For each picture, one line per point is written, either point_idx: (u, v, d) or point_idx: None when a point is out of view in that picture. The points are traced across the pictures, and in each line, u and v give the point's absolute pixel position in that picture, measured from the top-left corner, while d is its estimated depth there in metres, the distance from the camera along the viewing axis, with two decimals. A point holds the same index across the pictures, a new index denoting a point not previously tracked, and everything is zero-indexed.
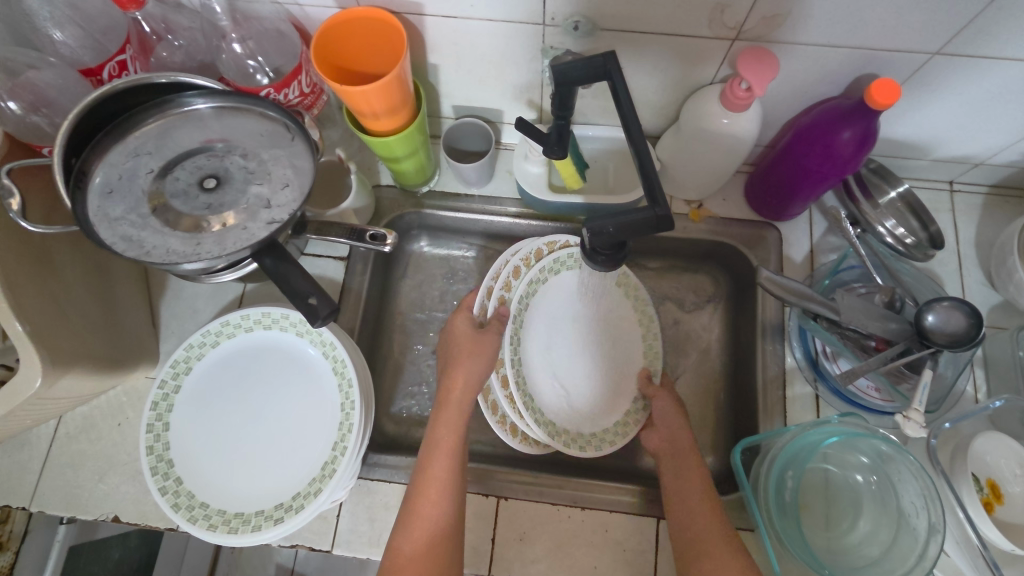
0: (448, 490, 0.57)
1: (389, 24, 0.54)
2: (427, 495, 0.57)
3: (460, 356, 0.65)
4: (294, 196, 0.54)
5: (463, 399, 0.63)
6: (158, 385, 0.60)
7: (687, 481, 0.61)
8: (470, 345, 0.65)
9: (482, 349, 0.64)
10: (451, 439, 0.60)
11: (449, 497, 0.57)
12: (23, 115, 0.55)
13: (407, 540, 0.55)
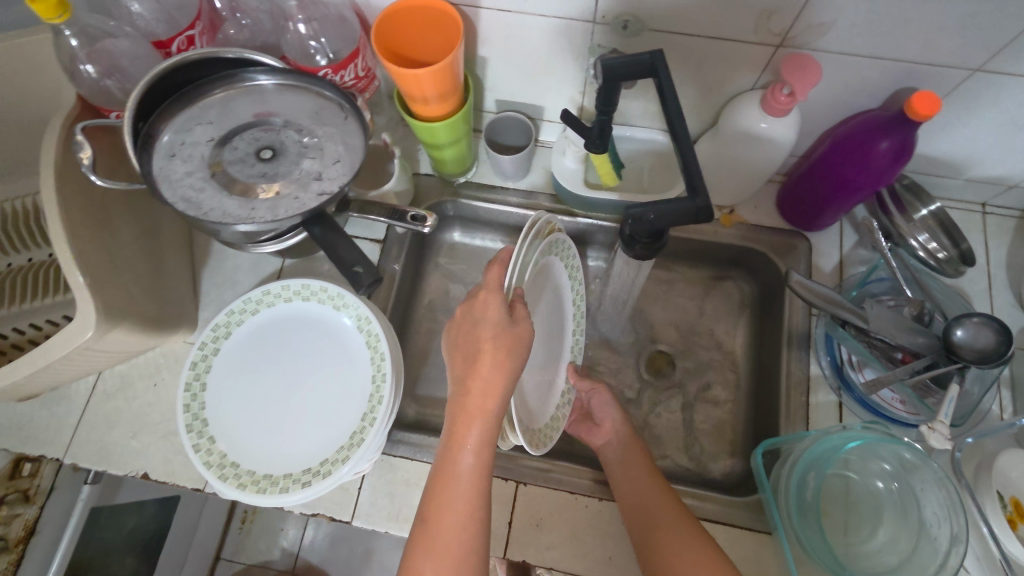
0: (470, 520, 0.50)
1: (447, 15, 0.56)
2: (450, 513, 0.50)
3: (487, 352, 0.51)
4: (344, 171, 0.57)
5: (497, 409, 0.50)
6: (198, 346, 0.62)
7: (635, 469, 0.63)
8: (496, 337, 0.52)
9: (518, 345, 0.50)
10: (471, 465, 0.50)
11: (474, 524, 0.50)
12: (98, 79, 0.59)
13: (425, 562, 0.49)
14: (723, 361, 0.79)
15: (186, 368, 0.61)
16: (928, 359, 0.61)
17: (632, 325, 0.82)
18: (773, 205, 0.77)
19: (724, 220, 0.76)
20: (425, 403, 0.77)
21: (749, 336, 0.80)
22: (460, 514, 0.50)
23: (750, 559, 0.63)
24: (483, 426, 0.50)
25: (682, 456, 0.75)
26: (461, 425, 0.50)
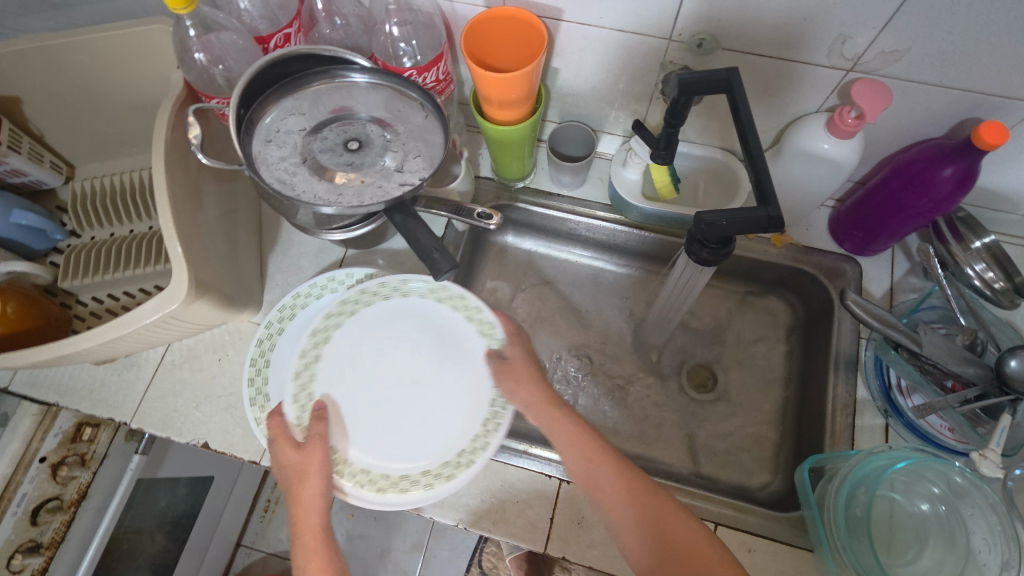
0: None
1: (531, 25, 0.60)
2: None
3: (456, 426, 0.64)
4: (424, 165, 0.60)
5: (319, 512, 0.57)
6: (265, 326, 0.69)
7: None
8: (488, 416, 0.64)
9: (312, 464, 0.58)
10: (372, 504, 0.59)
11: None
12: (205, 67, 0.63)
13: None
14: (765, 378, 0.80)
15: (252, 344, 0.68)
16: (980, 388, 0.62)
17: (676, 338, 0.83)
18: (825, 228, 0.78)
19: (777, 240, 0.77)
20: None
21: (793, 356, 0.80)
22: None
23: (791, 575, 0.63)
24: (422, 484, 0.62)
25: (721, 470, 0.75)
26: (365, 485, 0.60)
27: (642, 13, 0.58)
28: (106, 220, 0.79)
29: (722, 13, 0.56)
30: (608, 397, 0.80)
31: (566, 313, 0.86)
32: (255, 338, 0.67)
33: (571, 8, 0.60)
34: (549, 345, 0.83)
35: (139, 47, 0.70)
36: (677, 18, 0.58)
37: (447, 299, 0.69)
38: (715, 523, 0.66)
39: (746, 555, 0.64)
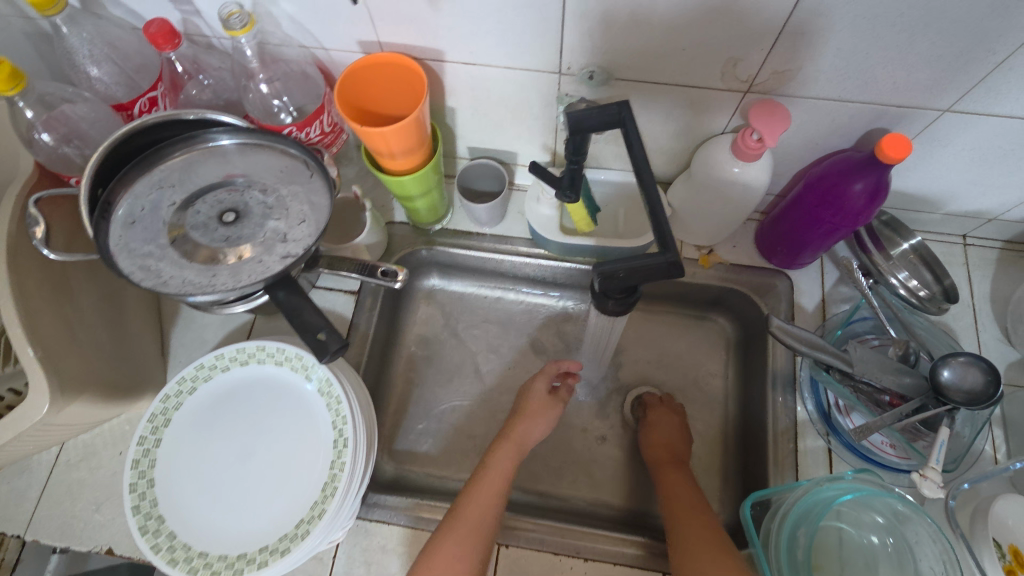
0: (474, 540, 0.58)
1: (412, 71, 0.56)
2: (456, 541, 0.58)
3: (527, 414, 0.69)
4: (310, 231, 0.55)
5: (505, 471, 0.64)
6: (147, 419, 0.59)
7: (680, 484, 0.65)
8: (539, 406, 0.69)
9: (542, 414, 0.69)
10: (506, 469, 0.64)
11: (465, 554, 0.57)
12: (55, 147, 0.57)
13: (449, 545, 0.57)
14: (709, 404, 0.77)
15: (143, 420, 0.59)
16: (917, 401, 0.59)
17: (615, 370, 0.80)
18: (752, 243, 0.76)
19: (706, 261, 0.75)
20: (404, 459, 0.75)
21: (735, 377, 0.78)
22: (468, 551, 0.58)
23: None
24: (514, 458, 0.65)
25: None
26: (498, 450, 0.66)
27: (525, 49, 0.55)
28: None
29: (609, 45, 0.53)
30: (550, 442, 0.76)
31: (501, 355, 0.81)
32: (135, 436, 0.57)
33: (450, 48, 0.56)
34: (484, 391, 0.79)
35: None
36: (562, 52, 0.55)
37: (288, 359, 0.61)
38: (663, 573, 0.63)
39: None
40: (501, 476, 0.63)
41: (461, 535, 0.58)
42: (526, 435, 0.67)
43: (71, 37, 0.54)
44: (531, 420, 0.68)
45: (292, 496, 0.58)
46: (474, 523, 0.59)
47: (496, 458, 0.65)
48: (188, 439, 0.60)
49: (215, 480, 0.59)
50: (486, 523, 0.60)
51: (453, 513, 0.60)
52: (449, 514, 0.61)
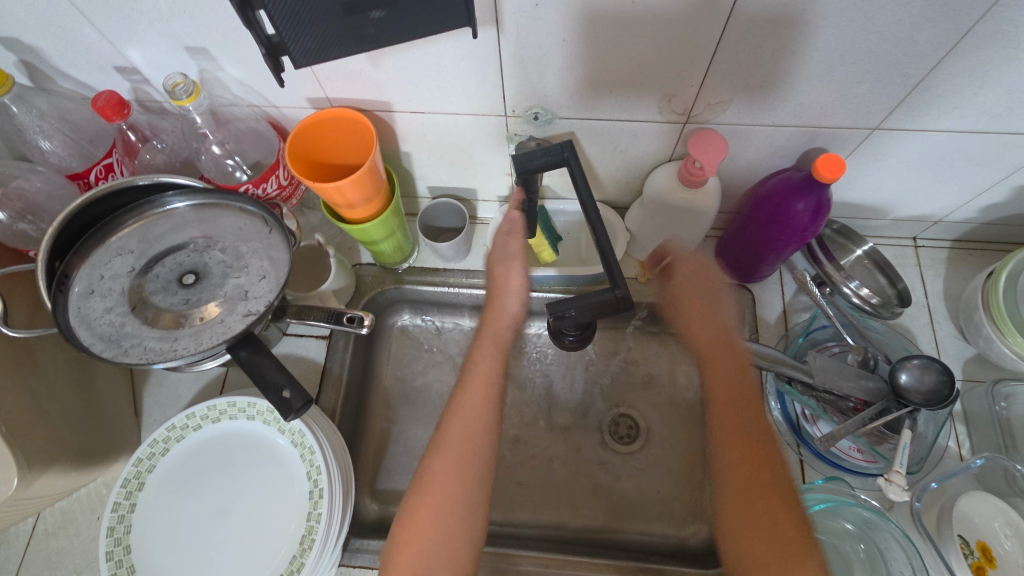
0: (462, 460, 0.54)
1: (361, 123, 0.57)
2: (442, 451, 0.55)
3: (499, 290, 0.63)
4: (270, 286, 0.56)
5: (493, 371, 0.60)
6: (121, 484, 0.58)
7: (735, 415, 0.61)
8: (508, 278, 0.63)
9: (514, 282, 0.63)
10: (490, 372, 0.59)
11: (458, 473, 0.54)
12: (10, 223, 0.57)
13: (437, 464, 0.54)
14: (684, 419, 0.78)
15: (116, 486, 0.59)
16: (878, 405, 0.61)
17: (591, 392, 0.81)
18: (712, 259, 0.78)
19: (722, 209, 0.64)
20: (387, 499, 0.76)
21: (709, 390, 0.79)
22: (463, 448, 0.55)
23: None
24: (493, 352, 0.61)
25: (655, 524, 0.73)
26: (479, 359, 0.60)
27: (469, 95, 0.57)
28: None
29: (549, 87, 0.55)
30: (529, 471, 0.77)
31: None
32: (109, 503, 0.57)
33: (398, 100, 0.58)
34: None
35: None
36: (506, 96, 0.56)
37: (260, 413, 0.62)
38: None
39: None
40: (487, 378, 0.59)
41: (447, 449, 0.55)
42: (505, 305, 0.63)
43: (21, 115, 0.55)
44: (502, 293, 0.63)
45: (272, 551, 0.58)
46: (463, 432, 0.56)
47: (479, 362, 0.60)
48: (167, 500, 0.60)
49: (194, 540, 0.59)
50: (475, 434, 0.56)
51: (440, 431, 0.56)
52: (438, 430, 0.57)
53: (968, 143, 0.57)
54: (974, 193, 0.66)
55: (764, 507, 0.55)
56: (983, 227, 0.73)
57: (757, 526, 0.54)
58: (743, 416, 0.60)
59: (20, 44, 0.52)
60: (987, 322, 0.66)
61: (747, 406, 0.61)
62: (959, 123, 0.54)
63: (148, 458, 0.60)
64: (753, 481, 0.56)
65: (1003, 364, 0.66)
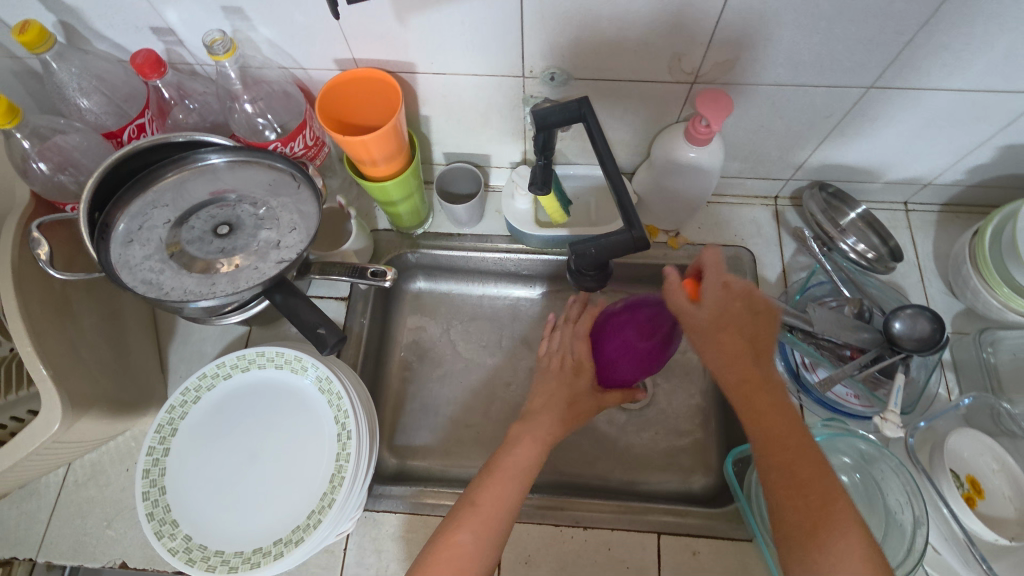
0: (491, 535, 0.54)
1: (387, 83, 0.60)
2: (466, 521, 0.54)
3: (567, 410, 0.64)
4: (301, 238, 0.59)
5: (530, 457, 0.59)
6: (155, 429, 0.61)
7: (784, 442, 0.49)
8: (586, 407, 0.65)
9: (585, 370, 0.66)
10: (523, 465, 0.58)
11: (484, 549, 0.53)
12: (51, 175, 0.60)
13: (462, 536, 0.53)
14: (689, 376, 0.82)
15: (150, 432, 0.61)
16: (873, 352, 0.65)
17: None
18: (714, 223, 0.82)
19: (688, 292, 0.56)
20: (405, 454, 0.79)
21: None
22: (491, 511, 0.55)
23: (735, 569, 0.64)
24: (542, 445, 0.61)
25: (662, 474, 0.77)
26: (509, 458, 0.59)
27: (489, 56, 0.60)
28: None
29: (565, 48, 0.58)
30: None
31: (489, 347, 0.85)
32: (145, 447, 0.59)
33: (421, 60, 0.61)
34: (476, 382, 0.83)
35: None
36: (524, 56, 0.60)
37: (286, 362, 0.65)
38: (659, 533, 0.66)
39: (691, 558, 0.65)
40: (516, 469, 0.58)
41: (474, 520, 0.54)
42: (562, 432, 0.63)
43: (62, 72, 0.58)
44: (552, 412, 0.63)
45: (302, 490, 0.61)
46: (490, 509, 0.55)
47: (512, 453, 0.59)
48: (198, 447, 0.62)
49: (225, 484, 0.61)
50: (500, 515, 0.55)
51: (462, 504, 0.55)
52: (461, 502, 0.56)
53: (956, 102, 0.61)
54: (963, 153, 0.70)
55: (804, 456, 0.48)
56: (969, 189, 0.77)
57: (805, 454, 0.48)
58: (778, 405, 0.51)
59: (63, 3, 0.55)
60: (974, 275, 0.70)
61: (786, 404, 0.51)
62: (947, 81, 0.58)
63: (181, 407, 0.63)
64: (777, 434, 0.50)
65: (989, 315, 0.71)
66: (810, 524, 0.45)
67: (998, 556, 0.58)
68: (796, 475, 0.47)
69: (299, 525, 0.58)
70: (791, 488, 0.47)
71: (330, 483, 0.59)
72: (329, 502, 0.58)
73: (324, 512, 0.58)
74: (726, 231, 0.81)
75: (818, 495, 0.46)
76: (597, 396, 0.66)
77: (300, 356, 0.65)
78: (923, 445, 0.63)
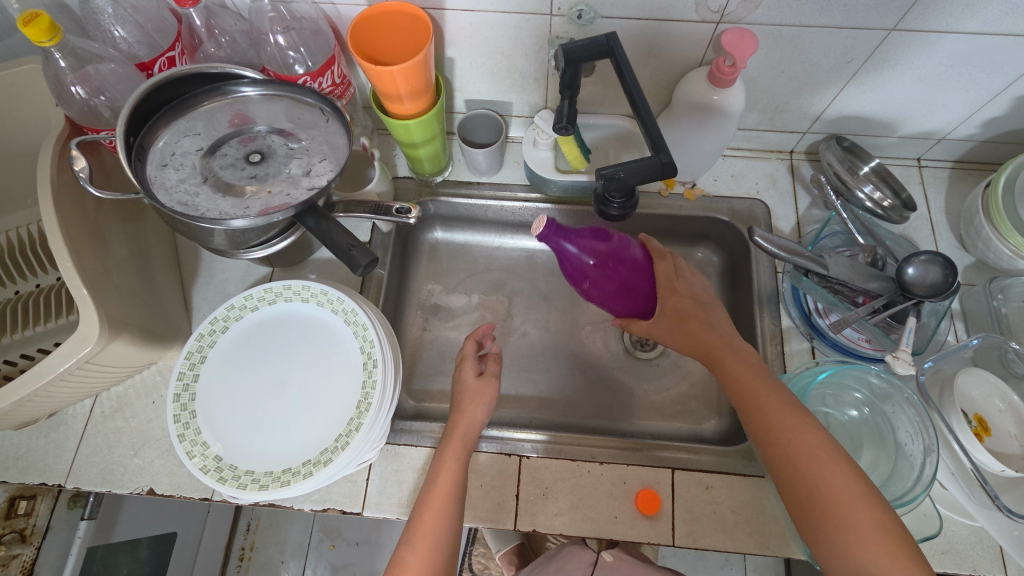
0: (436, 548, 0.54)
1: (417, 18, 0.61)
2: (414, 539, 0.54)
3: (465, 402, 0.63)
4: (331, 167, 0.59)
5: (458, 464, 0.59)
6: (185, 355, 0.63)
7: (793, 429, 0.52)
8: (476, 391, 0.64)
9: (482, 394, 0.64)
10: (456, 469, 0.58)
11: (433, 561, 0.53)
12: (87, 99, 0.61)
13: (411, 554, 0.53)
14: None
15: (181, 358, 0.63)
16: (885, 298, 0.65)
17: None
18: (730, 176, 0.83)
19: (643, 510, 0.65)
20: (423, 397, 0.80)
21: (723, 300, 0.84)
22: (433, 524, 0.55)
23: (748, 502, 0.66)
24: (463, 450, 0.60)
25: (674, 420, 0.78)
26: (446, 448, 0.60)
27: None
28: (27, 272, 0.74)
29: None
30: (557, 373, 0.82)
31: (505, 296, 0.87)
32: (176, 371, 0.61)
33: None
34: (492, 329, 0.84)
35: (14, 89, 0.67)
36: None
37: (312, 296, 0.66)
38: (672, 469, 0.68)
39: (704, 492, 0.67)
40: (452, 471, 0.58)
41: (420, 537, 0.54)
42: (473, 420, 0.63)
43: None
44: (470, 403, 0.63)
45: (326, 418, 0.62)
46: (433, 516, 0.55)
47: (444, 454, 0.60)
48: (224, 377, 0.63)
49: (249, 410, 0.62)
50: (446, 521, 0.55)
51: (411, 518, 0.56)
52: (409, 518, 0.56)
53: (976, 47, 0.62)
54: (978, 105, 0.71)
55: (822, 468, 0.50)
56: (983, 145, 0.78)
57: (805, 438, 0.51)
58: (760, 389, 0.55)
59: None
60: (986, 224, 0.71)
61: (792, 413, 0.53)
62: (967, 23, 0.59)
63: (208, 337, 0.65)
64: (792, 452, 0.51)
65: (1000, 265, 0.72)
66: (825, 524, 0.48)
67: (1006, 488, 0.59)
68: (812, 490, 0.49)
69: (325, 448, 0.60)
70: (798, 491, 0.50)
71: (359, 409, 0.61)
72: (359, 424, 0.59)
73: (351, 436, 0.59)
74: (742, 184, 0.83)
75: (843, 507, 0.48)
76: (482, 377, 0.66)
77: (328, 290, 0.67)
78: (933, 385, 0.64)
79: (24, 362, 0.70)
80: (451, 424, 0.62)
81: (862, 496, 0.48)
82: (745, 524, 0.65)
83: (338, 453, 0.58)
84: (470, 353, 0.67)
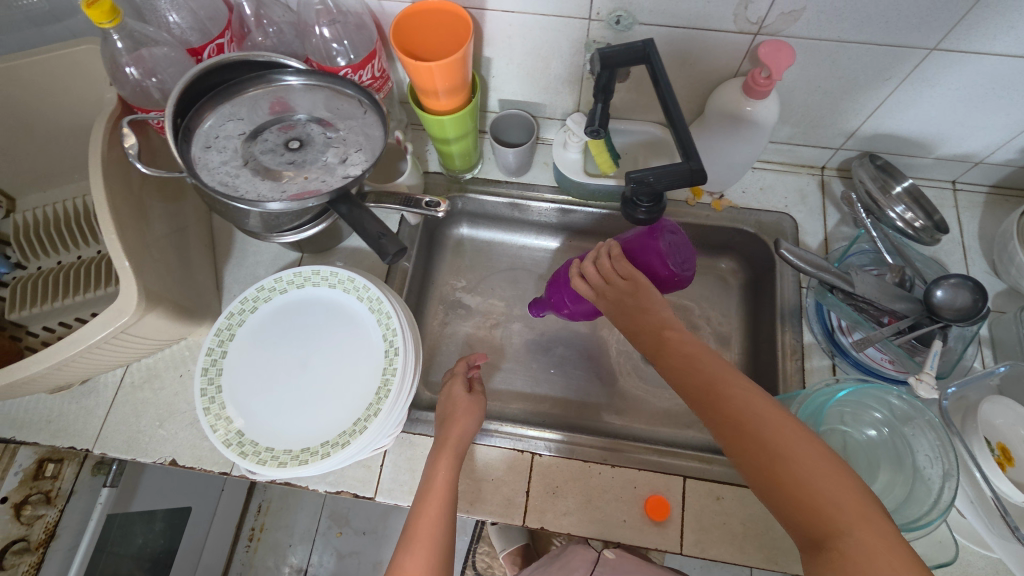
0: (434, 553, 0.53)
1: (459, 17, 0.62)
2: (411, 546, 0.54)
3: (456, 415, 0.65)
4: (366, 157, 0.61)
5: (449, 477, 0.59)
6: (215, 333, 0.65)
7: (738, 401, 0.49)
8: (467, 405, 0.66)
9: (473, 408, 0.66)
10: (448, 479, 0.59)
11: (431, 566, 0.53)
12: (140, 80, 0.64)
13: (408, 559, 0.53)
14: (722, 340, 0.83)
15: (211, 334, 0.65)
16: (911, 319, 0.64)
17: None
18: (759, 189, 0.83)
19: (653, 516, 0.66)
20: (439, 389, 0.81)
21: (744, 314, 0.84)
22: (428, 532, 0.54)
23: (759, 516, 0.66)
24: (453, 462, 0.61)
25: (688, 429, 0.78)
26: (438, 460, 0.61)
27: None
28: (70, 244, 0.77)
29: None
30: (572, 375, 0.82)
31: (526, 295, 0.88)
32: (205, 347, 0.63)
33: None
34: (511, 326, 0.85)
35: (71, 70, 0.71)
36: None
37: (338, 282, 0.68)
38: (685, 477, 0.68)
39: (715, 502, 0.67)
40: (445, 483, 0.59)
41: (416, 544, 0.54)
42: (463, 435, 0.64)
43: None
44: (456, 420, 0.65)
45: (347, 402, 0.63)
46: (429, 524, 0.55)
47: (436, 467, 0.60)
48: (249, 355, 0.65)
49: (269, 388, 0.64)
50: (442, 529, 0.55)
51: (408, 525, 0.56)
52: (405, 526, 0.56)
53: (1018, 69, 0.61)
54: (1019, 129, 0.70)
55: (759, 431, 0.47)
56: (1021, 170, 0.77)
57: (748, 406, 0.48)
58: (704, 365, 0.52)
59: None
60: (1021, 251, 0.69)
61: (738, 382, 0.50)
62: (1010, 45, 0.59)
63: (238, 316, 0.67)
64: (745, 439, 0.47)
65: None
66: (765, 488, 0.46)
67: None
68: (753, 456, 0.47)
69: (344, 430, 0.61)
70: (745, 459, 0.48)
71: (378, 395, 0.62)
72: (373, 410, 0.61)
73: (370, 420, 0.60)
74: (771, 198, 0.82)
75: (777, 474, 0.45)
76: (471, 393, 0.68)
77: (355, 277, 0.68)
78: (956, 412, 0.63)
79: (62, 329, 0.73)
80: (441, 439, 0.63)
81: (832, 472, 0.44)
82: (754, 537, 0.65)
83: (354, 437, 0.60)
84: (460, 373, 0.70)
